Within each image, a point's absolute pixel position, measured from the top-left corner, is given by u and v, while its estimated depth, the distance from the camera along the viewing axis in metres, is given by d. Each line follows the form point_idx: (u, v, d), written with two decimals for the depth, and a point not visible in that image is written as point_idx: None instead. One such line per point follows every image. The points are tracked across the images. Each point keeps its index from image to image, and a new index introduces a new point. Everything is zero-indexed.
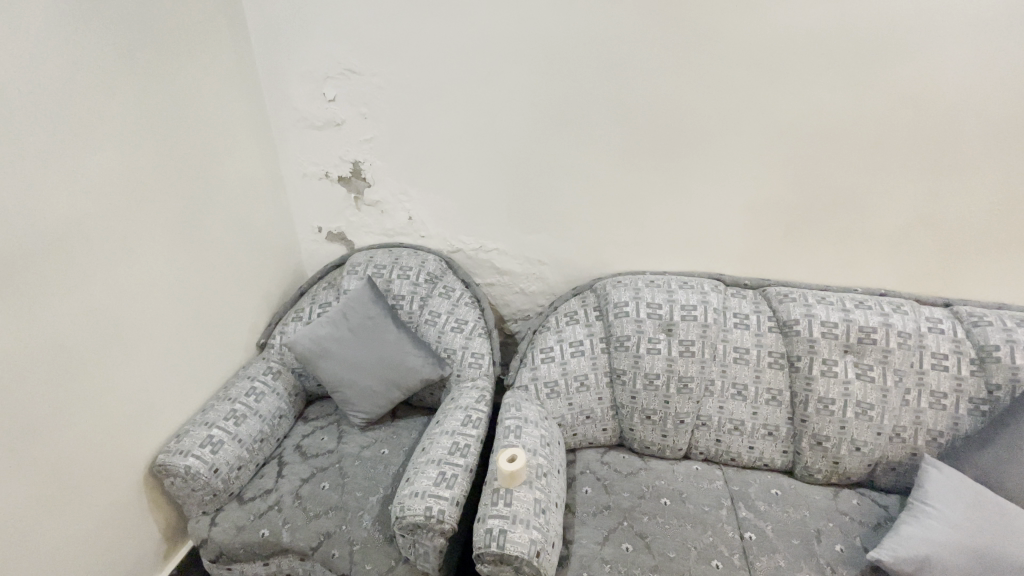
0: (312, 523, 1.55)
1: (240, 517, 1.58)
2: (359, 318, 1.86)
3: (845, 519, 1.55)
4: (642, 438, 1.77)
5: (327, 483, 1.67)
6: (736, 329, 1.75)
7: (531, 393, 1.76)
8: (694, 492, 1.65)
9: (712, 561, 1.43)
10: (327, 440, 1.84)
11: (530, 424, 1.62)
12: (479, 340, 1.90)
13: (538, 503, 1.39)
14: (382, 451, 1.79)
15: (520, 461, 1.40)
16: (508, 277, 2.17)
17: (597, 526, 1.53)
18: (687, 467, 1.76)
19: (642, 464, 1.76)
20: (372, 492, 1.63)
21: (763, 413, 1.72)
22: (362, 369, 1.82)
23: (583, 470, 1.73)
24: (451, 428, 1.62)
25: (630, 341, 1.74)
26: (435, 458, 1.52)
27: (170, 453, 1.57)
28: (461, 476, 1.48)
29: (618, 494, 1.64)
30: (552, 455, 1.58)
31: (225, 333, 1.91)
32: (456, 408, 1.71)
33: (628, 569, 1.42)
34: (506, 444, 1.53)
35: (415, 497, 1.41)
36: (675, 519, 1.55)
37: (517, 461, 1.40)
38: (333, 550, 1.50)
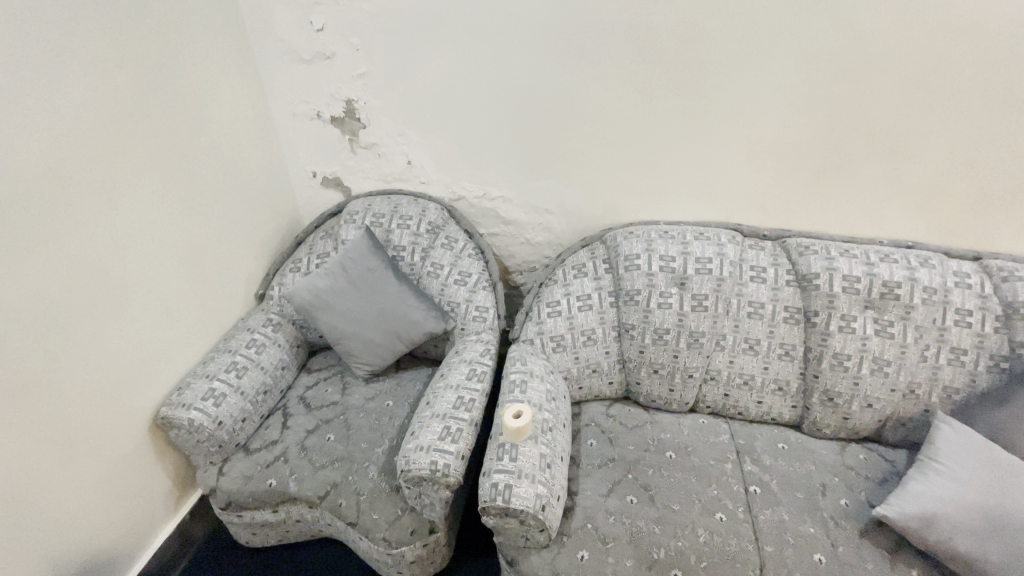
0: (319, 472, 1.57)
1: (247, 467, 1.59)
2: (358, 270, 1.79)
3: (851, 474, 1.54)
4: (649, 393, 1.74)
5: (332, 435, 1.66)
6: (752, 283, 1.67)
7: (536, 346, 1.72)
8: (700, 446, 1.64)
9: (716, 514, 1.43)
10: (330, 391, 1.82)
11: (536, 378, 1.58)
12: (482, 292, 1.84)
13: (543, 458, 1.37)
14: (386, 403, 1.77)
15: (526, 416, 1.37)
16: (513, 227, 2.06)
17: (601, 478, 1.53)
18: (693, 421, 1.74)
19: (648, 417, 1.75)
20: (377, 444, 1.63)
21: (774, 369, 1.68)
22: (363, 322, 1.77)
23: (588, 423, 1.72)
24: (456, 382, 1.58)
25: (640, 295, 1.67)
26: (439, 412, 1.50)
27: (173, 406, 1.56)
28: (466, 431, 1.45)
29: (622, 447, 1.63)
30: (559, 410, 1.55)
31: (222, 284, 1.86)
32: (461, 362, 1.66)
33: (632, 521, 1.42)
34: (511, 398, 1.50)
35: (420, 451, 1.40)
36: (680, 472, 1.55)
37: (523, 415, 1.37)
38: (340, 500, 1.52)
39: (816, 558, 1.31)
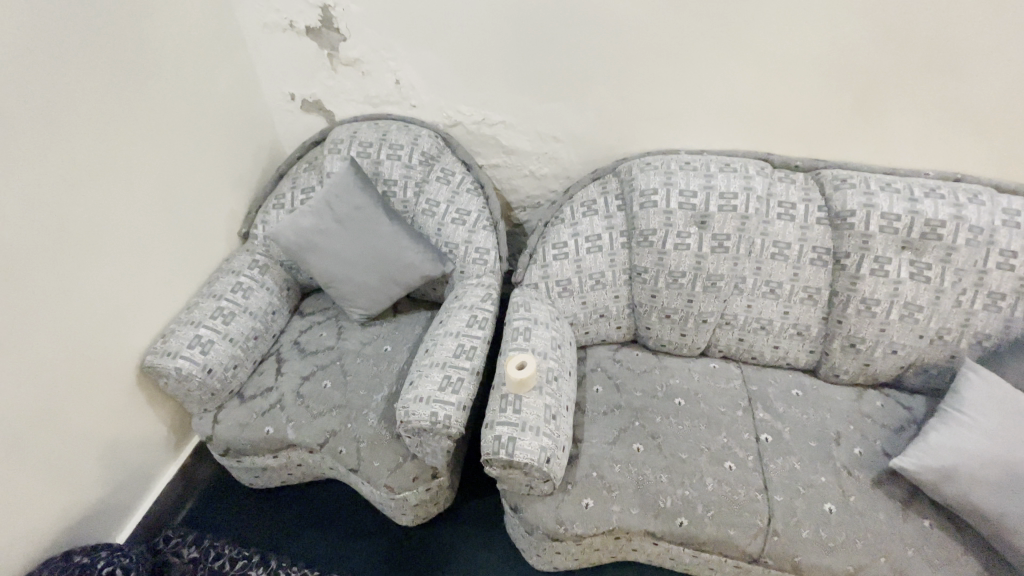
0: (317, 420, 1.52)
1: (242, 415, 1.54)
2: (346, 207, 1.63)
3: (867, 422, 1.49)
4: (659, 337, 1.64)
5: (328, 381, 1.60)
6: (779, 221, 1.52)
7: (541, 289, 1.60)
8: (711, 392, 1.57)
9: (725, 462, 1.39)
10: (324, 335, 1.73)
11: (540, 324, 1.48)
12: (483, 232, 1.69)
13: (549, 409, 1.31)
14: (383, 347, 1.68)
15: (531, 363, 1.29)
16: (515, 156, 1.86)
17: (607, 426, 1.47)
18: (705, 365, 1.66)
19: (657, 361, 1.66)
20: (375, 390, 1.57)
21: (795, 313, 1.57)
22: (355, 264, 1.64)
23: (593, 368, 1.63)
24: (456, 328, 1.49)
25: (656, 235, 1.52)
26: (438, 361, 1.41)
27: (159, 355, 1.49)
28: (467, 380, 1.37)
29: (630, 393, 1.56)
30: (565, 357, 1.46)
31: (202, 223, 1.71)
32: (461, 307, 1.56)
33: (639, 469, 1.38)
34: (514, 347, 1.41)
35: (419, 402, 1.32)
36: (689, 419, 1.49)
37: (528, 363, 1.28)
38: (339, 447, 1.48)
39: (826, 508, 1.29)
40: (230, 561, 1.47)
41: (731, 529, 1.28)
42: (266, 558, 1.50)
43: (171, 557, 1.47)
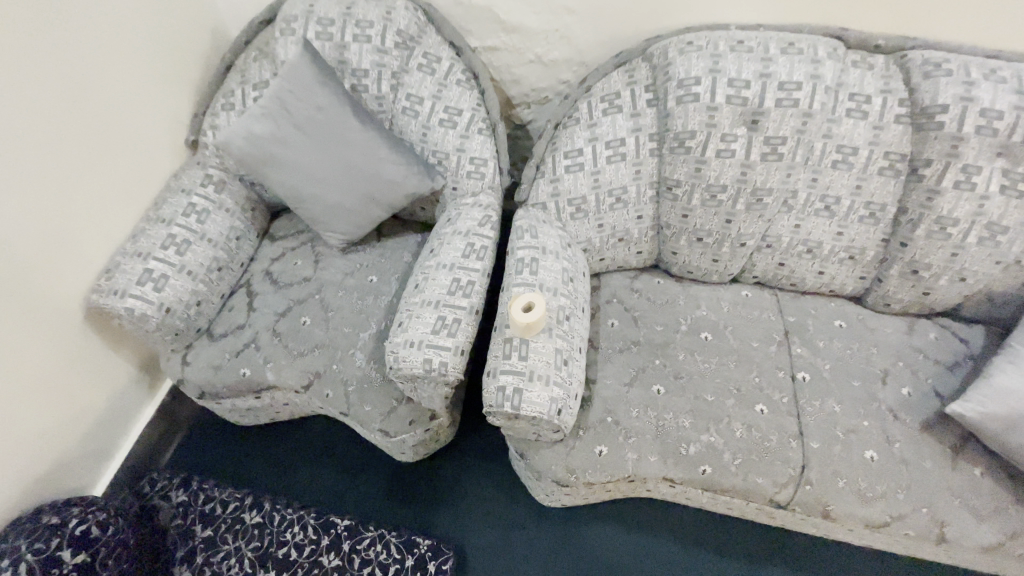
0: (297, 361, 1.34)
1: (214, 356, 1.37)
2: (307, 109, 1.32)
3: (918, 358, 1.32)
4: (687, 263, 1.40)
5: (308, 318, 1.38)
6: (848, 120, 1.21)
7: (550, 210, 1.34)
8: (743, 325, 1.37)
9: (757, 406, 1.23)
10: (297, 264, 1.49)
11: (549, 254, 1.24)
12: (479, 138, 1.38)
13: (560, 354, 1.11)
14: (367, 277, 1.45)
15: (540, 308, 1.06)
16: (517, 37, 1.47)
17: (624, 365, 1.29)
18: (736, 294, 1.44)
19: (683, 290, 1.44)
20: (361, 327, 1.36)
21: (850, 234, 1.33)
22: (326, 181, 1.37)
23: (608, 299, 1.41)
24: (449, 260, 1.25)
25: (693, 140, 1.22)
26: (431, 299, 1.19)
27: (105, 295, 1.28)
28: (465, 320, 1.17)
29: (652, 328, 1.35)
30: (578, 292, 1.24)
31: (136, 131, 1.40)
32: (455, 233, 1.31)
33: (659, 414, 1.22)
34: (519, 283, 1.19)
35: (410, 347, 1.13)
36: (720, 357, 1.30)
37: (536, 310, 1.05)
38: (325, 391, 1.32)
39: (868, 456, 1.16)
40: (220, 504, 1.41)
41: (760, 477, 1.16)
42: (258, 498, 1.43)
43: (158, 504, 1.41)
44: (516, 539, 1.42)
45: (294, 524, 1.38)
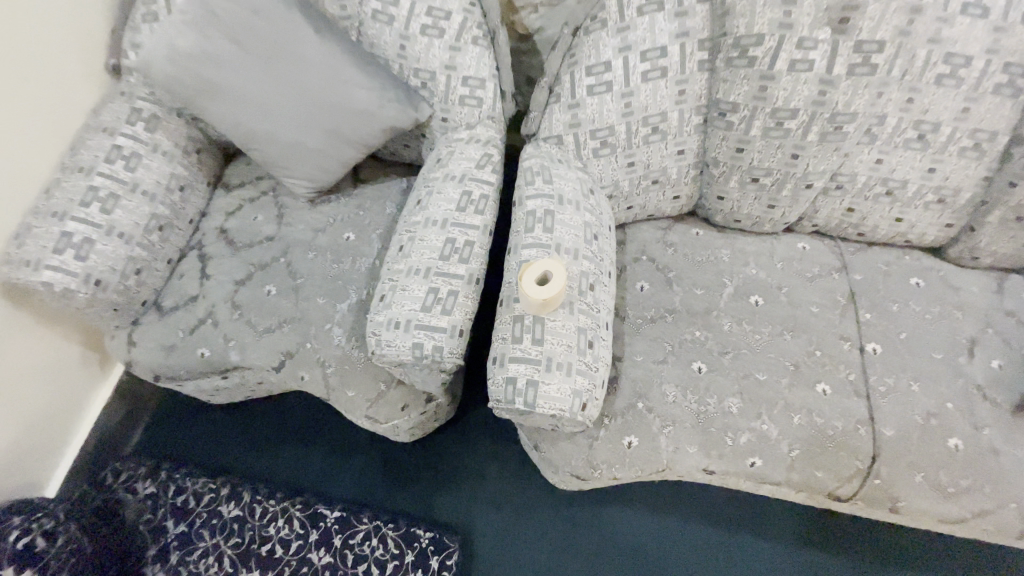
0: (264, 339, 1.11)
1: (165, 334, 1.14)
2: (245, 14, 1.00)
3: (1009, 323, 1.09)
4: (735, 210, 1.14)
5: (273, 287, 1.13)
6: (970, 15, 0.89)
7: (568, 145, 1.05)
8: (801, 286, 1.13)
9: (818, 385, 1.02)
10: (257, 219, 1.22)
11: (567, 204, 0.97)
12: (473, 52, 1.06)
13: (584, 334, 0.87)
14: (342, 234, 1.18)
15: (561, 274, 0.82)
16: None
17: (658, 338, 1.06)
18: (790, 246, 1.19)
19: (728, 243, 1.18)
20: (338, 296, 1.12)
21: (942, 172, 1.05)
22: (280, 114, 1.07)
23: (637, 255, 1.15)
24: (441, 215, 0.98)
25: (760, 47, 0.92)
26: (419, 266, 0.94)
27: (15, 266, 1.02)
28: (465, 292, 0.92)
29: (691, 291, 1.11)
30: (605, 252, 0.98)
31: (32, 47, 1.07)
32: (447, 179, 1.03)
33: (702, 398, 1.00)
34: (530, 243, 0.93)
35: (396, 328, 0.89)
36: (774, 326, 1.07)
37: (556, 276, 0.82)
38: (300, 373, 1.10)
39: (951, 445, 0.97)
40: (193, 498, 1.25)
41: (821, 471, 0.97)
42: (236, 488, 1.27)
43: (124, 497, 1.26)
44: (528, 525, 1.27)
45: (277, 517, 1.23)
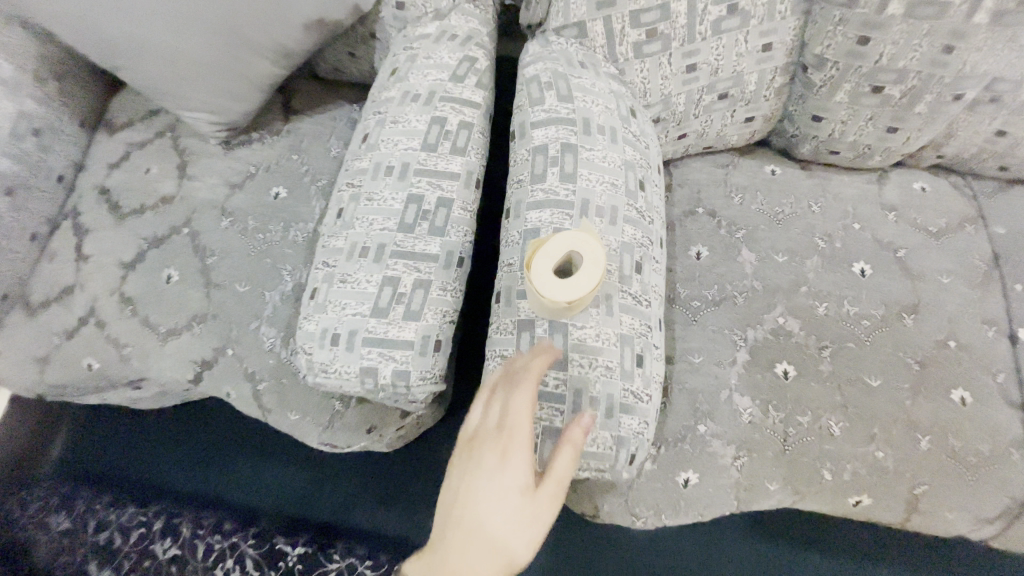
0: (168, 346, 0.78)
1: (31, 343, 0.81)
2: None
3: None
4: (834, 137, 0.79)
5: (175, 271, 0.79)
6: None
7: (594, 40, 0.68)
8: (924, 246, 0.79)
9: (953, 391, 0.72)
10: (151, 172, 0.86)
11: (596, 135, 0.62)
12: None
13: (629, 347, 0.55)
14: (269, 189, 0.84)
15: (593, 273, 0.50)
16: None
17: (726, 328, 0.74)
18: (905, 188, 0.84)
19: (817, 185, 0.83)
20: (270, 281, 0.79)
21: None
22: (142, 5, 0.69)
23: (690, 208, 0.81)
24: (398, 159, 0.63)
25: None
26: (367, 242, 0.60)
27: None
28: (440, 282, 0.58)
29: (770, 259, 0.77)
30: (655, 208, 0.64)
31: None
32: (406, 101, 0.66)
33: (790, 417, 0.70)
34: (542, 199, 0.58)
35: (334, 346, 0.56)
36: (889, 307, 0.75)
37: (584, 276, 0.50)
38: (223, 390, 0.79)
39: None
40: (122, 534, 0.99)
41: (952, 512, 0.69)
42: (173, 521, 1.00)
43: (34, 537, 0.99)
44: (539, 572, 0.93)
45: (224, 557, 0.95)
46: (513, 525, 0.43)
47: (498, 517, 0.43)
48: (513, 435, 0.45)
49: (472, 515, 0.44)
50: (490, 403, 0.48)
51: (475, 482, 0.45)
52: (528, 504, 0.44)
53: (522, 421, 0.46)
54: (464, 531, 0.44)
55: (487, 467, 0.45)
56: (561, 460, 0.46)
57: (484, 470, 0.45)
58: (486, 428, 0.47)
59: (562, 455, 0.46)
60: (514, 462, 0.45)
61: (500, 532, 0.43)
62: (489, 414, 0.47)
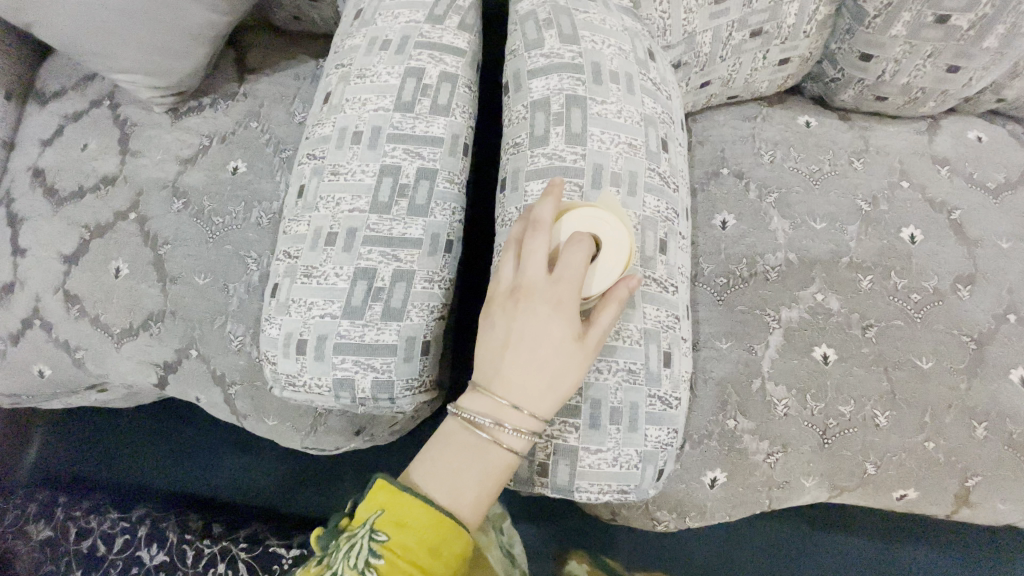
0: (124, 349, 0.67)
1: None
2: None
3: None
4: (884, 81, 0.67)
5: (124, 263, 0.69)
6: None
7: None
8: (980, 204, 0.69)
9: (1013, 373, 0.62)
10: (89, 149, 0.74)
11: (608, 84, 0.51)
12: None
13: (655, 344, 0.46)
14: (227, 163, 0.73)
15: (613, 264, 0.41)
16: None
17: (758, 307, 0.64)
18: (958, 138, 0.73)
19: (858, 139, 0.72)
20: (236, 269, 0.69)
21: None
22: None
23: (714, 169, 0.70)
24: (366, 122, 0.52)
25: None
26: (335, 226, 0.49)
27: None
28: (425, 272, 0.49)
29: (806, 226, 0.67)
30: (680, 172, 0.53)
31: None
32: (375, 50, 0.54)
33: (830, 407, 0.61)
34: (546, 166, 0.48)
35: (302, 354, 0.47)
36: (943, 278, 0.66)
37: (600, 268, 0.41)
38: (191, 395, 0.69)
39: None
40: (104, 541, 0.86)
41: (1005, 504, 0.61)
42: (159, 525, 0.87)
43: (12, 548, 0.87)
44: None
45: (216, 562, 0.83)
46: (570, 364, 0.38)
47: (554, 358, 0.38)
48: (565, 277, 0.39)
49: (524, 357, 0.38)
50: (530, 244, 0.40)
51: (522, 327, 0.39)
52: (583, 349, 0.39)
53: (574, 264, 0.39)
54: (517, 373, 0.39)
55: (537, 313, 0.38)
56: (611, 309, 0.39)
57: (534, 314, 0.39)
58: (529, 269, 0.39)
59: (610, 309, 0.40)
60: (567, 307, 0.38)
61: (555, 372, 0.39)
62: (530, 258, 0.40)
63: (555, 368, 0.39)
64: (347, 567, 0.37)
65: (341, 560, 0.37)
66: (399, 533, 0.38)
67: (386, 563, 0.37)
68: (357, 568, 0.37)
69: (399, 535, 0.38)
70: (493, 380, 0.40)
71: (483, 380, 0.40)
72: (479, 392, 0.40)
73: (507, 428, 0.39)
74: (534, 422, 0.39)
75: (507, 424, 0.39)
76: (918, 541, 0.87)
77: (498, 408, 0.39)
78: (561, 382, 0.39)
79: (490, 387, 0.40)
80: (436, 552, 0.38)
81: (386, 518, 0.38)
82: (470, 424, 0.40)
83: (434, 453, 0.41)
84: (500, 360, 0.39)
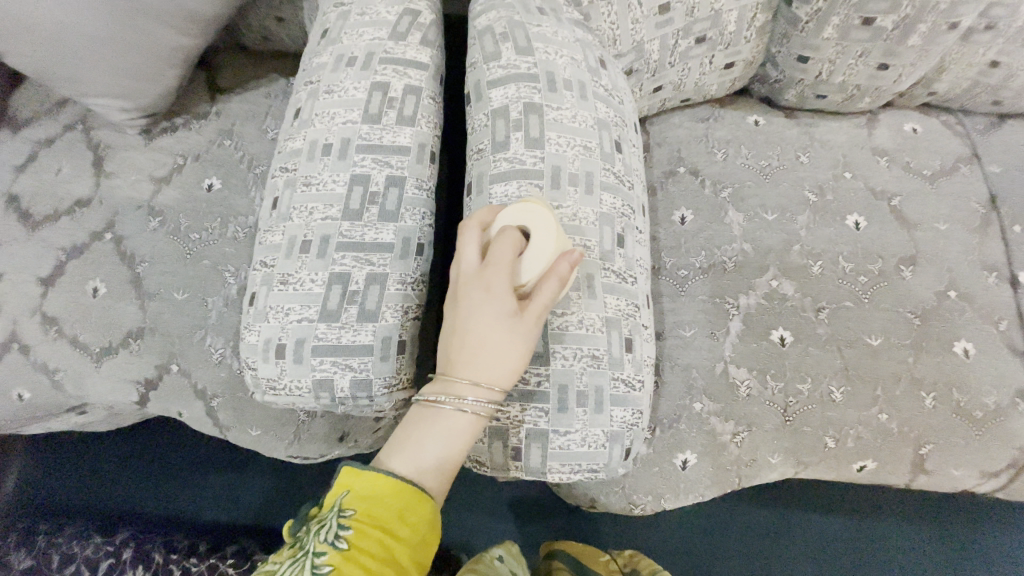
0: (104, 368, 0.68)
1: None
2: None
3: None
4: (822, 80, 0.72)
5: (102, 283, 0.69)
6: None
7: None
8: (918, 190, 0.74)
9: (956, 345, 0.67)
10: (62, 173, 0.75)
11: (562, 92, 0.54)
12: None
13: (617, 331, 0.49)
14: (201, 181, 0.75)
15: (545, 248, 0.43)
16: None
17: (719, 296, 0.68)
18: (896, 130, 0.78)
19: (804, 135, 0.77)
20: (215, 283, 0.71)
21: None
22: None
23: (672, 168, 0.74)
24: (335, 135, 0.54)
25: None
26: (309, 235, 0.51)
27: None
28: (398, 274, 0.51)
29: (759, 218, 0.71)
30: (634, 170, 0.57)
31: None
32: (341, 67, 0.57)
33: (789, 386, 0.65)
34: (508, 170, 0.51)
35: (282, 359, 0.49)
36: (887, 259, 0.70)
37: (533, 255, 0.43)
38: (173, 410, 0.70)
39: None
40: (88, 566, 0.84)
41: (959, 470, 0.65)
42: (144, 546, 0.87)
43: None
44: None
45: None
46: (508, 337, 0.41)
47: (492, 333, 0.41)
48: (492, 262, 0.42)
49: (464, 336, 0.42)
50: (464, 238, 0.44)
51: (462, 310, 0.42)
52: (519, 324, 0.41)
53: (500, 250, 0.42)
54: (461, 352, 0.42)
55: (473, 298, 0.42)
56: (547, 285, 0.41)
57: (471, 298, 0.42)
58: (465, 259, 0.43)
59: (547, 285, 0.41)
60: (498, 289, 0.41)
61: (497, 348, 0.41)
62: (465, 252, 0.43)
63: (496, 342, 0.41)
64: (318, 543, 0.37)
65: (311, 539, 0.38)
66: (366, 507, 0.40)
67: (355, 534, 0.38)
68: (327, 541, 0.37)
69: (365, 507, 0.40)
70: (446, 361, 0.43)
71: (439, 364, 0.44)
72: (438, 374, 0.43)
73: (469, 402, 0.41)
74: (493, 395, 0.41)
75: (467, 398, 0.41)
76: (887, 516, 0.91)
77: (454, 387, 0.41)
78: (504, 357, 0.41)
79: (444, 368, 0.43)
80: (402, 519, 0.40)
81: (353, 495, 0.40)
82: (430, 403, 0.43)
83: (406, 430, 0.43)
84: (448, 342, 0.43)
